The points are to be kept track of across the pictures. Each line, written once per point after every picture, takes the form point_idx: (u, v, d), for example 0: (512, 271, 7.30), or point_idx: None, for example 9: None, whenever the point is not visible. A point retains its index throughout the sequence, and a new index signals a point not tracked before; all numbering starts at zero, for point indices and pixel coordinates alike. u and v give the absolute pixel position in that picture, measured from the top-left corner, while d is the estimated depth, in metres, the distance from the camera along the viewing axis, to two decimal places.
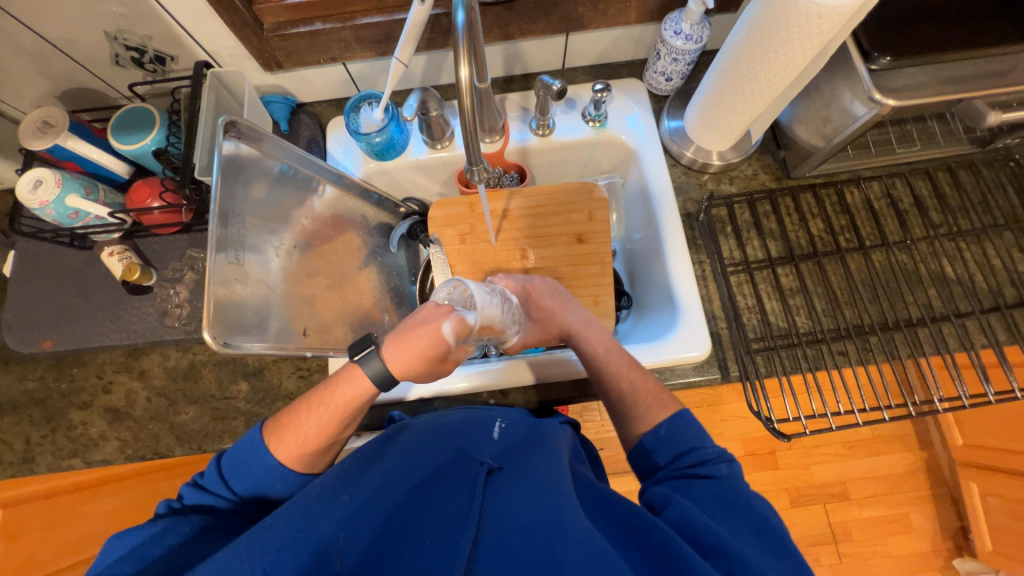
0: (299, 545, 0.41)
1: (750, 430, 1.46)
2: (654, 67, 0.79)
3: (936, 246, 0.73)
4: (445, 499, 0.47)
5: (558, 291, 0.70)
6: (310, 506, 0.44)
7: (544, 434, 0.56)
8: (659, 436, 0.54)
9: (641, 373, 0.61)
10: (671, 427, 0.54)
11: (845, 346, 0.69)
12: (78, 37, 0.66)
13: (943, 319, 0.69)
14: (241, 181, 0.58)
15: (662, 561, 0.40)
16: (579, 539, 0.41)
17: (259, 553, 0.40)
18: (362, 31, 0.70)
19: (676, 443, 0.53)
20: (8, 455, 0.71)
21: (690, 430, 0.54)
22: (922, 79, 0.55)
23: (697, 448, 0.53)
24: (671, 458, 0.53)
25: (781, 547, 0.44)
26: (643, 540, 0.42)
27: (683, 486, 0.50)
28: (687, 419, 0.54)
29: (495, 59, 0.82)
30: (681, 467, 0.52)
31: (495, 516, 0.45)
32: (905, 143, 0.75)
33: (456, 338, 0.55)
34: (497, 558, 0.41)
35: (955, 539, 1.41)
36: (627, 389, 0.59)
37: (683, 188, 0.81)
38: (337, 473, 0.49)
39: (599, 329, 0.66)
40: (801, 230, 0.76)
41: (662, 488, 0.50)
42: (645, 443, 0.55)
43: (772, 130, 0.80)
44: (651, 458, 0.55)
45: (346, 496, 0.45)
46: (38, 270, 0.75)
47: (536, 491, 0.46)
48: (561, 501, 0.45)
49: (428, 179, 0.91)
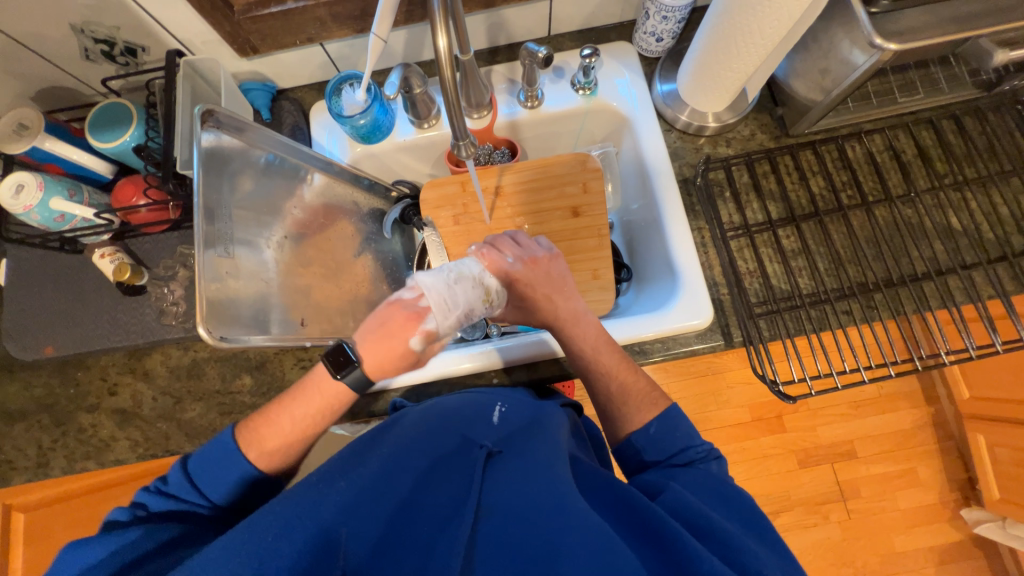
0: (299, 533, 0.41)
1: (756, 396, 1.47)
2: (643, 27, 0.76)
3: (940, 198, 0.71)
4: (443, 485, 0.47)
5: (545, 279, 0.63)
6: (307, 492, 0.44)
7: (544, 416, 0.56)
8: (649, 435, 0.55)
9: (631, 371, 0.60)
10: (661, 425, 0.55)
11: (850, 305, 0.68)
12: (43, 31, 0.63)
13: (949, 271, 0.68)
14: (225, 175, 0.57)
15: (654, 541, 0.41)
16: (575, 521, 0.42)
17: (261, 535, 0.41)
18: (337, 7, 0.68)
19: (670, 430, 0.55)
20: (23, 460, 0.72)
21: (680, 429, 0.55)
22: (925, 20, 0.52)
23: (688, 447, 0.54)
24: (666, 456, 0.54)
25: (767, 539, 0.45)
26: (636, 519, 0.43)
27: (677, 475, 0.51)
28: (678, 414, 0.56)
29: (477, 29, 0.79)
30: (669, 457, 0.54)
31: (493, 500, 0.46)
32: (907, 92, 0.71)
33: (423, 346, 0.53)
34: (497, 543, 0.42)
35: (962, 490, 1.43)
36: (615, 376, 0.59)
37: (679, 154, 0.79)
38: (334, 460, 0.49)
39: (590, 322, 0.62)
40: (802, 190, 0.74)
41: (650, 478, 0.51)
42: (635, 443, 0.56)
43: (769, 87, 0.78)
44: (640, 457, 0.56)
45: (343, 483, 0.45)
46: (30, 277, 0.75)
47: (534, 474, 0.46)
48: (558, 481, 0.45)
49: (418, 160, 0.89)
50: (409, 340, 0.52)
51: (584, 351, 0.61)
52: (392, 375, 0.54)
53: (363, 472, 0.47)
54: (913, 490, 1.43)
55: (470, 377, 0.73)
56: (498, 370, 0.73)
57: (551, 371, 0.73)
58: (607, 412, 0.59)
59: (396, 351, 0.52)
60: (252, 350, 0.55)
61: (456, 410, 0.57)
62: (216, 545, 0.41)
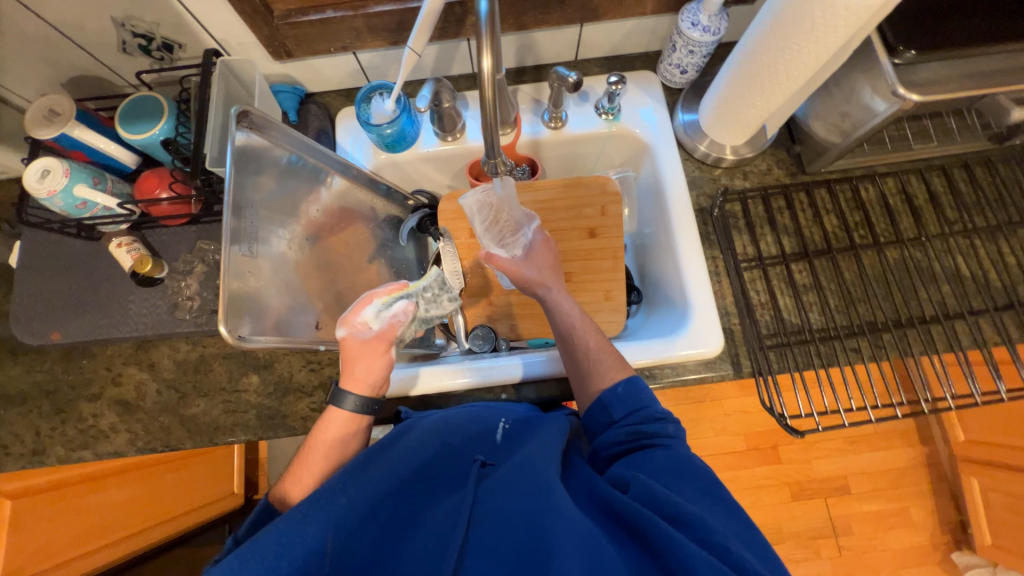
0: (298, 550, 0.41)
1: (753, 425, 1.47)
2: (669, 59, 0.78)
3: (950, 243, 0.73)
4: (444, 503, 0.47)
5: (552, 257, 0.74)
6: (308, 508, 0.44)
7: (544, 426, 0.57)
8: (617, 393, 0.57)
9: (599, 334, 0.65)
10: (628, 386, 0.57)
11: (858, 343, 0.69)
12: (84, 22, 0.64)
13: (957, 316, 0.69)
14: (250, 172, 0.57)
15: (643, 542, 0.41)
16: (566, 523, 0.42)
17: (261, 555, 0.41)
18: (374, 19, 0.69)
19: (633, 402, 0.56)
20: (18, 447, 0.71)
21: (643, 391, 0.57)
22: (946, 74, 0.54)
23: (650, 415, 0.55)
24: (625, 414, 0.56)
25: (756, 543, 0.44)
26: (627, 524, 0.43)
27: (641, 464, 0.51)
28: (641, 382, 0.58)
29: (508, 50, 0.81)
30: (636, 438, 0.54)
31: (489, 510, 0.45)
32: (922, 139, 0.73)
33: (351, 327, 0.62)
34: (492, 549, 0.42)
35: (954, 532, 1.43)
36: (593, 345, 0.63)
37: (696, 183, 0.80)
38: (335, 473, 0.49)
39: (568, 297, 0.70)
40: (816, 227, 0.76)
41: (620, 471, 0.51)
42: (603, 399, 0.58)
43: (787, 125, 0.80)
44: (607, 413, 0.57)
45: (344, 499, 0.46)
46: (44, 261, 0.75)
47: (529, 482, 0.47)
48: (550, 488, 0.46)
49: (439, 172, 0.90)
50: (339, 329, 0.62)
51: (566, 323, 0.66)
52: (359, 372, 0.60)
53: (364, 489, 0.47)
54: (905, 530, 1.43)
55: (478, 390, 0.73)
56: (507, 386, 0.73)
57: (559, 389, 0.73)
58: (582, 376, 0.62)
59: (354, 354, 0.61)
60: (264, 350, 0.56)
61: (456, 425, 0.59)
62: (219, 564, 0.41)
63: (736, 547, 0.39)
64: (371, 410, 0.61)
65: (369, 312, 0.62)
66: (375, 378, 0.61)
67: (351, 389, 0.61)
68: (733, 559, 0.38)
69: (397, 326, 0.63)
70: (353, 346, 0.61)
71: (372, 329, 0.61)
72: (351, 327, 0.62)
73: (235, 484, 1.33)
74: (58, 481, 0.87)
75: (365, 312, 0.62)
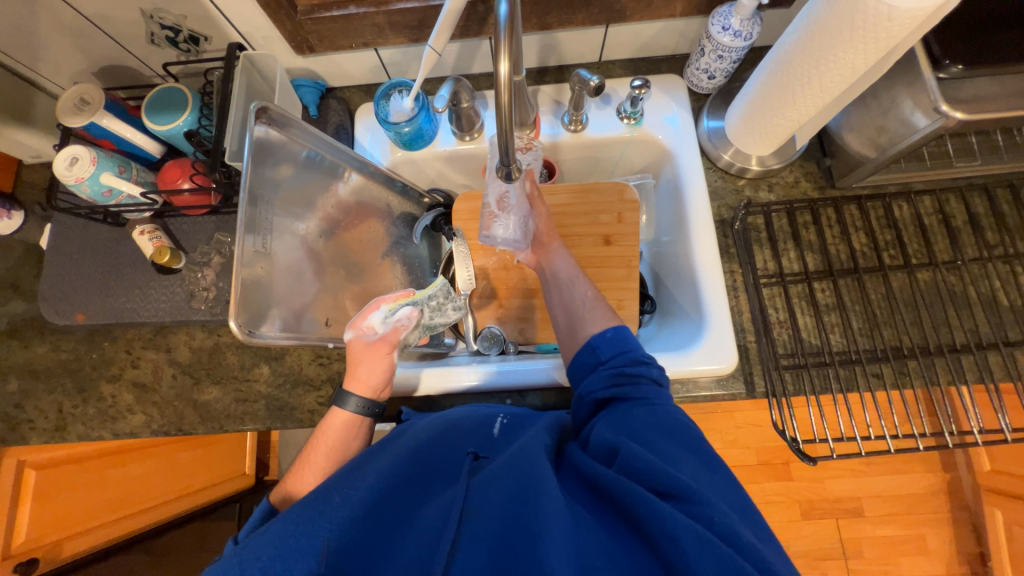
0: (293, 552, 0.41)
1: (765, 439, 1.43)
2: (697, 63, 0.75)
3: (989, 268, 0.69)
4: (438, 498, 0.47)
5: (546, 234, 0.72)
6: (305, 511, 0.44)
7: (539, 422, 0.56)
8: (605, 337, 0.58)
9: (590, 287, 0.68)
10: (617, 332, 0.58)
11: (881, 369, 0.66)
12: (115, 14, 0.65)
13: (990, 346, 0.65)
14: (269, 163, 0.58)
15: (634, 523, 0.40)
16: (551, 508, 0.41)
17: (258, 556, 0.41)
18: (396, 16, 0.69)
19: (620, 345, 0.57)
20: (42, 421, 0.74)
21: (631, 339, 0.58)
22: (994, 90, 0.51)
23: (632, 367, 0.55)
24: (612, 356, 0.56)
25: (747, 511, 0.43)
26: (617, 504, 0.42)
27: (624, 421, 0.50)
28: (629, 331, 0.59)
29: (530, 49, 0.79)
30: (619, 380, 0.54)
31: (477, 501, 0.44)
32: (965, 157, 0.67)
33: (357, 331, 0.63)
34: (480, 536, 0.41)
35: (972, 564, 1.37)
36: (589, 294, 0.66)
37: (718, 193, 0.77)
38: (330, 476, 0.49)
39: (564, 254, 0.72)
40: (843, 244, 0.72)
41: (605, 434, 0.49)
42: (591, 342, 0.58)
43: (819, 136, 0.76)
44: (594, 355, 0.58)
45: (338, 498, 0.45)
46: (71, 244, 0.77)
47: (517, 470, 0.46)
48: (537, 474, 0.45)
49: (455, 170, 0.89)
50: (345, 332, 0.64)
51: (568, 272, 0.69)
52: (360, 373, 0.63)
53: (359, 487, 0.47)
54: (919, 557, 1.38)
55: (484, 395, 0.72)
56: (512, 391, 0.72)
57: (564, 398, 0.72)
58: (576, 321, 0.63)
59: (357, 356, 0.63)
60: (272, 345, 0.57)
61: (454, 423, 0.59)
62: (216, 566, 0.41)
63: (720, 516, 0.39)
64: (372, 412, 0.63)
65: (376, 317, 0.64)
66: (375, 381, 0.63)
67: (353, 390, 0.63)
68: (717, 528, 0.38)
69: (401, 331, 0.65)
70: (358, 349, 0.63)
71: (377, 333, 0.63)
72: (358, 330, 0.63)
73: (246, 465, 1.36)
74: (76, 455, 0.90)
75: (372, 317, 0.63)
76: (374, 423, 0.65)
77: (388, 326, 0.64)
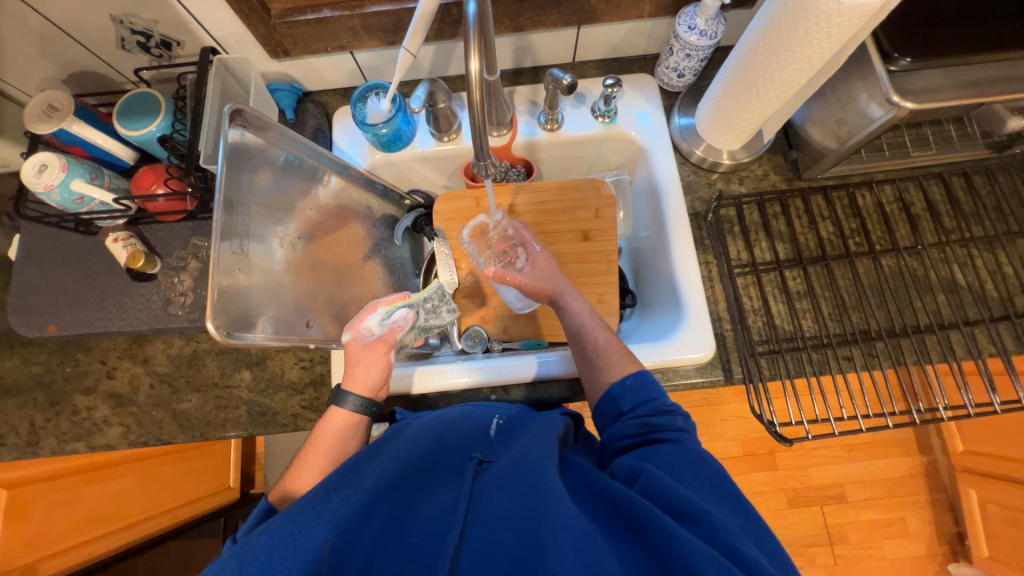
0: (293, 553, 0.41)
1: (749, 431, 1.46)
2: (666, 62, 0.77)
3: (947, 253, 0.72)
4: (439, 497, 0.48)
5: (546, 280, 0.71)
6: (302, 511, 0.44)
7: (539, 423, 0.57)
8: (626, 385, 0.58)
9: (604, 327, 0.66)
10: (637, 378, 0.58)
11: (851, 351, 0.69)
12: (84, 20, 0.65)
13: (951, 326, 0.68)
14: (245, 169, 0.57)
15: (643, 537, 0.41)
16: (561, 517, 0.42)
17: (258, 555, 0.41)
18: (370, 19, 0.69)
19: (641, 394, 0.57)
20: (12, 437, 0.72)
21: (652, 385, 0.57)
22: (943, 82, 0.54)
23: (653, 405, 0.56)
24: (634, 405, 0.57)
25: (763, 540, 0.44)
26: (626, 517, 0.43)
27: (649, 454, 0.51)
28: (651, 376, 0.58)
29: (505, 50, 0.80)
30: (645, 431, 0.54)
31: (484, 510, 0.45)
32: (921, 147, 0.72)
33: (360, 331, 0.65)
34: (488, 550, 0.42)
35: (951, 543, 1.42)
36: (601, 341, 0.64)
37: (692, 187, 0.80)
38: (329, 474, 0.49)
39: (577, 299, 0.69)
40: (811, 233, 0.75)
41: (626, 467, 0.50)
42: (611, 391, 0.58)
43: (785, 129, 0.79)
44: (616, 404, 0.58)
45: (336, 499, 0.45)
46: (41, 254, 0.75)
47: (522, 480, 0.47)
48: (548, 486, 0.45)
49: (434, 171, 0.90)
50: (344, 333, 0.64)
51: (585, 314, 0.67)
52: (360, 372, 0.63)
53: (358, 488, 0.47)
54: (901, 539, 1.42)
55: (470, 392, 0.73)
56: (497, 387, 0.73)
57: (551, 393, 0.73)
58: (593, 368, 0.63)
59: (355, 356, 0.64)
60: (257, 348, 0.56)
61: (453, 424, 0.59)
62: (212, 565, 0.41)
63: (740, 545, 0.39)
64: (372, 412, 0.63)
65: (376, 318, 0.66)
66: (374, 380, 0.63)
67: (351, 390, 0.62)
68: (737, 556, 0.39)
69: (399, 331, 0.67)
70: (358, 350, 0.64)
71: (375, 334, 0.65)
72: (356, 332, 0.65)
73: (230, 478, 1.36)
74: (56, 471, 0.88)
75: (369, 319, 0.66)
76: (372, 424, 0.64)
77: (392, 328, 0.66)
